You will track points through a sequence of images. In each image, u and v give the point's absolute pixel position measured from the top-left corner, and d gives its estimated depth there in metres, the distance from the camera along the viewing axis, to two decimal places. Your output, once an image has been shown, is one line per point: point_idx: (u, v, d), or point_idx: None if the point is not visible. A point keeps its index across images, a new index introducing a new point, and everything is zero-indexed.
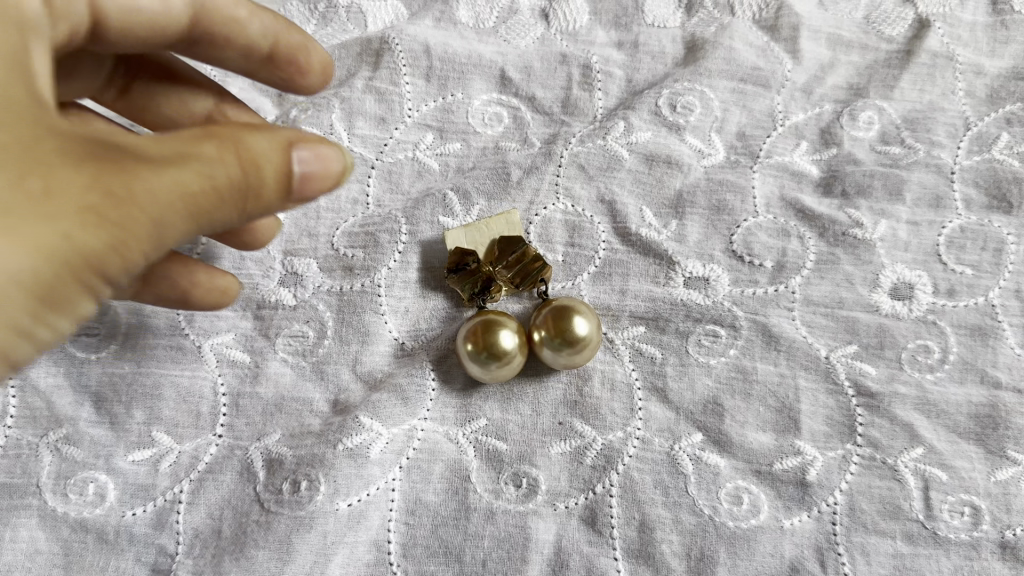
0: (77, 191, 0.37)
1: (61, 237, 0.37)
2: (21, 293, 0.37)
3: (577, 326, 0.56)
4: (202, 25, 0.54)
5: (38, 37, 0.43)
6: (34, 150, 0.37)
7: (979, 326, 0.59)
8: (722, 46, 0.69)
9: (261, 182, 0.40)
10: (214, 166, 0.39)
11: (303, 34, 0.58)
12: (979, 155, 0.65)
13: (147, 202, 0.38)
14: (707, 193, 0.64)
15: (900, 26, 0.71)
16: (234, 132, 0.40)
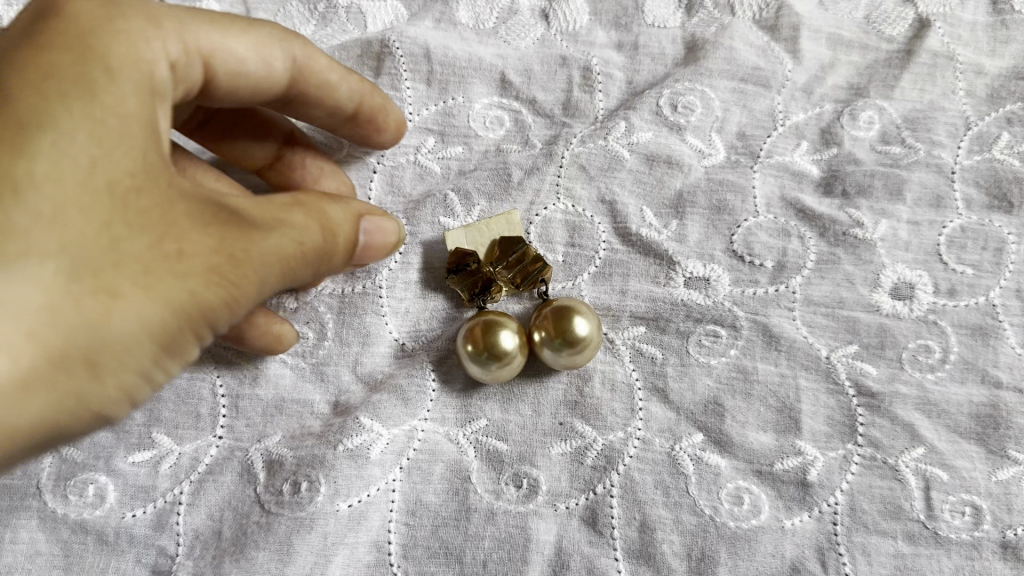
0: (203, 254, 0.42)
1: (190, 296, 0.42)
2: (153, 345, 0.42)
3: (578, 327, 0.56)
4: (298, 89, 0.57)
5: (162, 99, 0.47)
6: (167, 216, 0.42)
7: (980, 325, 0.59)
8: (723, 46, 0.69)
9: (339, 249, 0.48)
10: (304, 232, 0.46)
11: (384, 95, 0.61)
12: (979, 154, 0.65)
13: (260, 265, 0.44)
14: (707, 193, 0.64)
15: (901, 25, 0.70)
16: (329, 209, 0.48)
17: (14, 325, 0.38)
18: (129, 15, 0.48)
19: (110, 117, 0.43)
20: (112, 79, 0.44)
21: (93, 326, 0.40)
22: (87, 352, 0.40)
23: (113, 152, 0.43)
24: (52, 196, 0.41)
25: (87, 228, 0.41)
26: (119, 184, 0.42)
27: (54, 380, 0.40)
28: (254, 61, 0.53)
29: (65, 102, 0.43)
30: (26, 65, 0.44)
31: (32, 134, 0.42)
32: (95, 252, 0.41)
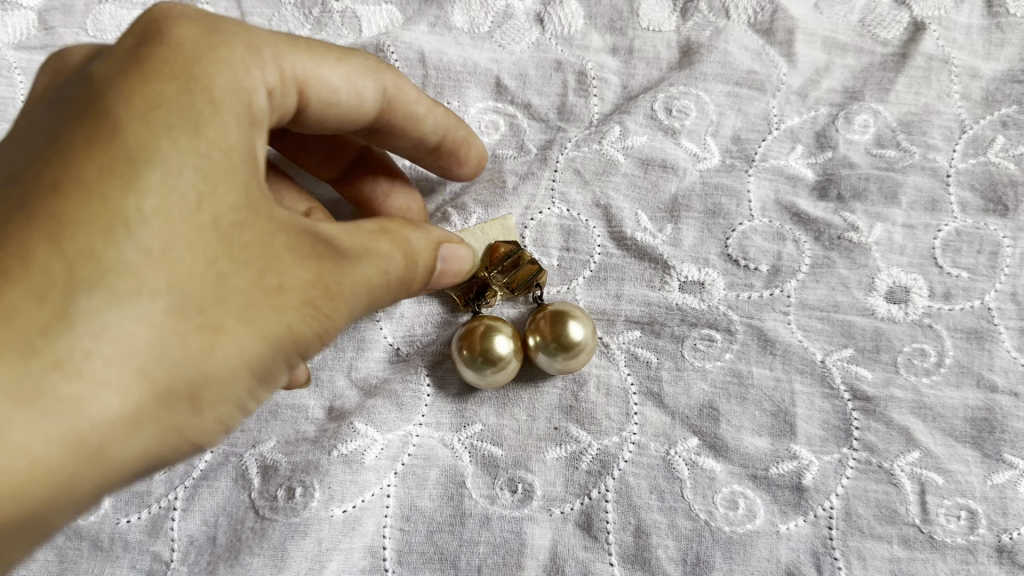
0: (301, 287, 0.42)
1: (286, 327, 0.42)
2: (251, 378, 0.42)
3: (573, 331, 0.56)
4: (386, 118, 0.58)
5: (261, 128, 0.46)
6: (269, 250, 0.42)
7: (975, 328, 0.59)
8: (717, 51, 0.69)
9: (419, 275, 0.50)
10: (388, 262, 0.47)
11: (467, 130, 0.62)
12: (975, 157, 0.65)
13: (351, 295, 0.45)
14: (702, 197, 0.64)
15: (895, 28, 0.70)
16: (411, 239, 0.49)
17: (123, 365, 0.38)
18: (229, 41, 0.46)
19: (215, 149, 0.42)
20: (215, 107, 0.43)
21: (199, 363, 0.40)
22: (191, 389, 0.40)
23: (219, 186, 0.42)
24: (161, 231, 0.40)
25: (195, 266, 0.40)
26: (223, 219, 0.41)
27: (159, 417, 0.39)
28: (347, 92, 0.53)
29: (169, 131, 0.41)
30: (127, 89, 0.42)
31: (137, 165, 0.40)
32: (202, 290, 0.40)
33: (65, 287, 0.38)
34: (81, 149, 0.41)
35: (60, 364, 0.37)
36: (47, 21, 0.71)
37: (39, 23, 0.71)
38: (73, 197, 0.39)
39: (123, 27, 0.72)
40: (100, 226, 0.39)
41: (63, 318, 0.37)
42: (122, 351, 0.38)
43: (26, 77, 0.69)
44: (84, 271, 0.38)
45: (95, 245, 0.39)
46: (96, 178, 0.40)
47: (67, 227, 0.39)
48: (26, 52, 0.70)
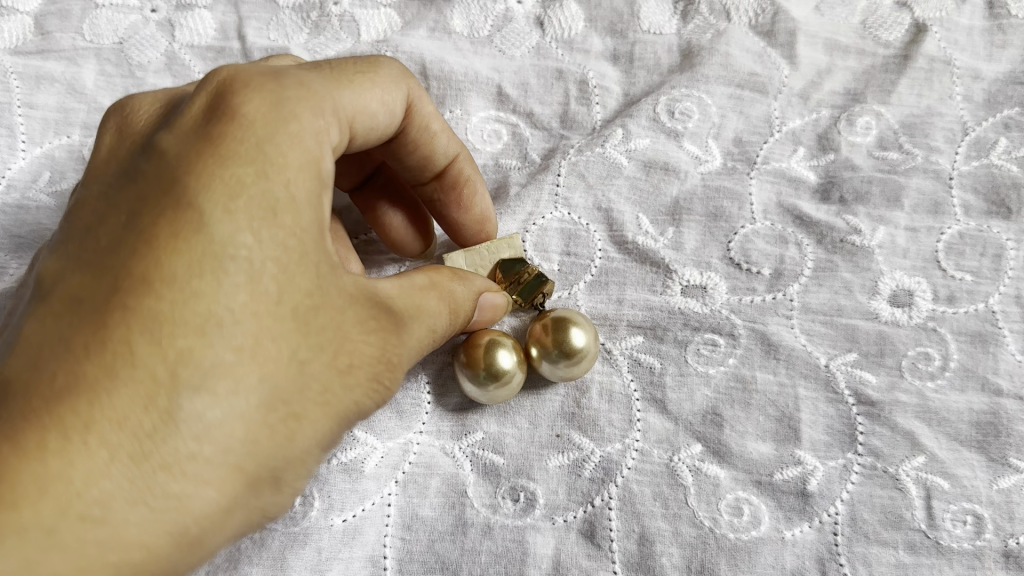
0: (365, 364, 0.45)
1: (354, 403, 0.45)
2: (323, 451, 0.44)
3: (575, 338, 0.56)
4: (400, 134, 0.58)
5: (325, 193, 0.46)
6: (341, 328, 0.44)
7: (979, 332, 0.59)
8: (718, 52, 0.68)
9: (460, 322, 0.52)
10: (438, 320, 0.49)
11: (475, 171, 0.62)
12: (977, 160, 0.64)
13: (406, 360, 0.48)
14: (703, 200, 0.64)
15: (897, 30, 0.70)
16: (456, 291, 0.51)
17: (220, 463, 0.39)
18: (295, 106, 0.45)
19: (292, 235, 0.42)
20: (290, 189, 0.43)
21: (284, 451, 0.42)
22: (276, 474, 0.42)
23: (296, 273, 0.42)
24: (250, 327, 0.40)
25: (281, 358, 0.41)
26: (302, 306, 0.42)
27: (248, 501, 0.41)
28: (383, 115, 0.52)
29: (250, 220, 0.41)
30: (207, 174, 0.42)
31: (223, 257, 0.40)
32: (287, 381, 0.41)
33: (168, 389, 0.38)
34: (166, 237, 0.40)
35: (168, 465, 0.38)
36: (43, 25, 0.70)
37: (35, 28, 0.70)
38: (166, 294, 0.39)
39: (119, 31, 0.71)
40: (195, 326, 0.39)
41: (169, 421, 0.38)
42: (221, 448, 0.39)
43: (23, 82, 0.68)
44: (185, 374, 0.39)
45: (192, 347, 0.39)
46: (187, 274, 0.40)
47: (165, 327, 0.39)
48: (23, 56, 0.69)
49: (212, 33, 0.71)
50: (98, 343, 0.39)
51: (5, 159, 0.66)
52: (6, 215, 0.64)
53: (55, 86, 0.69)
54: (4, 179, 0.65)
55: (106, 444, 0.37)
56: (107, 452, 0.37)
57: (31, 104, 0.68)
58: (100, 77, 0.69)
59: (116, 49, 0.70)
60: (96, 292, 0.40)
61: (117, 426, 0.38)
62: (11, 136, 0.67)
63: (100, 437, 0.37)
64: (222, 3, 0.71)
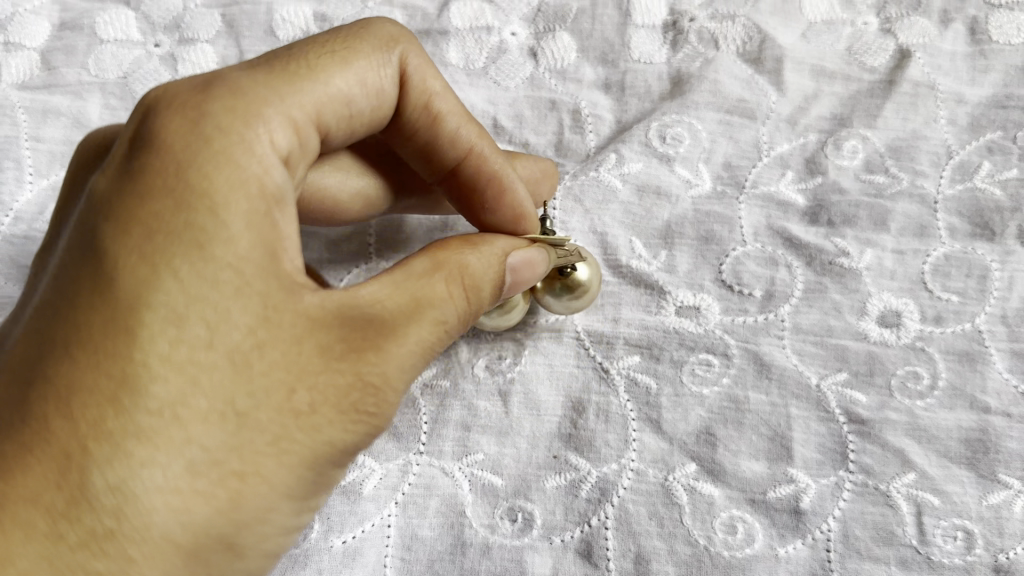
0: (333, 397, 0.42)
1: (329, 443, 0.42)
2: (295, 500, 0.42)
3: (579, 272, 0.60)
4: (400, 115, 0.55)
5: (282, 205, 0.43)
6: (296, 364, 0.41)
7: (967, 351, 0.60)
8: (708, 79, 0.70)
9: (481, 303, 0.49)
10: (446, 312, 0.46)
11: (501, 163, 0.58)
12: (962, 183, 0.65)
13: (399, 378, 0.44)
14: (694, 223, 0.66)
15: (882, 55, 0.70)
16: (465, 275, 0.48)
17: (147, 538, 0.38)
18: (228, 118, 0.42)
19: (224, 269, 0.40)
20: (219, 220, 0.41)
21: (230, 513, 0.40)
22: (228, 538, 0.40)
23: (230, 313, 0.40)
24: (172, 383, 0.39)
25: (211, 410, 0.40)
26: (239, 348, 0.41)
27: (203, 567, 0.40)
28: (363, 94, 0.49)
29: (171, 264, 0.40)
30: (126, 218, 0.41)
31: (142, 311, 0.39)
32: (222, 436, 0.40)
33: (79, 461, 0.38)
34: (89, 295, 0.40)
35: (90, 542, 0.38)
36: (50, 62, 0.72)
37: (43, 64, 0.72)
38: (83, 359, 0.39)
39: (124, 66, 0.72)
40: (107, 395, 0.39)
41: (82, 498, 0.38)
42: (146, 521, 0.38)
43: (31, 117, 0.70)
44: (96, 447, 0.38)
45: (103, 418, 0.38)
46: (104, 335, 0.39)
47: (77, 394, 0.39)
48: (30, 92, 0.71)
49: (214, 66, 0.72)
50: (23, 416, 0.39)
51: (12, 191, 0.67)
52: (13, 245, 0.65)
53: (61, 120, 0.70)
54: (12, 212, 0.67)
55: (23, 521, 0.38)
56: (23, 530, 0.38)
57: (38, 137, 0.69)
58: (105, 111, 0.71)
59: (121, 83, 0.72)
60: (32, 360, 0.40)
61: (32, 503, 0.38)
62: (18, 169, 0.68)
63: (14, 517, 0.38)
64: (224, 38, 0.73)
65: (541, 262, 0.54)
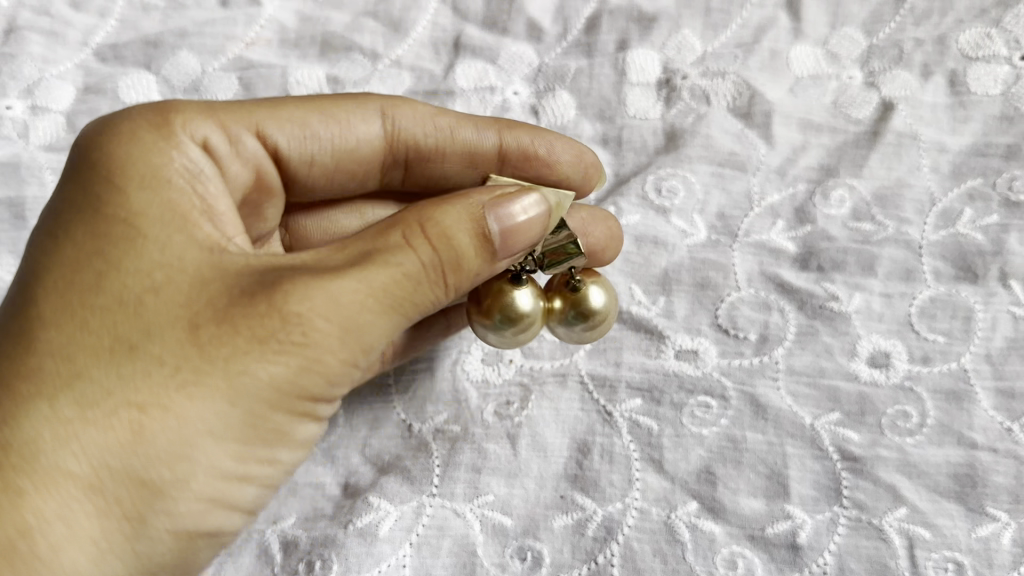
0: (250, 328, 0.46)
1: (245, 378, 0.46)
2: (218, 439, 0.46)
3: (596, 298, 0.59)
4: (416, 142, 0.66)
5: (185, 185, 0.52)
6: (204, 309, 0.47)
7: (953, 390, 0.63)
8: (700, 135, 0.73)
9: (456, 258, 0.51)
10: (402, 263, 0.49)
11: (529, 132, 0.68)
12: (945, 229, 0.69)
13: (328, 318, 0.47)
14: (691, 270, 0.69)
15: (866, 108, 0.74)
16: (424, 223, 0.50)
17: (49, 462, 0.45)
18: (136, 123, 0.53)
19: (125, 236, 0.49)
20: (122, 200, 0.50)
21: (136, 441, 0.45)
22: (140, 467, 0.45)
23: (132, 271, 0.48)
24: (73, 332, 0.47)
25: (106, 349, 0.46)
26: (143, 300, 0.47)
27: (114, 497, 0.45)
28: (340, 136, 0.63)
29: (80, 242, 0.49)
30: (54, 218, 0.51)
31: (59, 276, 0.48)
32: (126, 374, 0.46)
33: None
34: (21, 286, 0.49)
35: None
36: (75, 124, 0.76)
37: (68, 126, 0.76)
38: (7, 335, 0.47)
39: None
40: (18, 352, 0.47)
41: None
42: (46, 450, 0.45)
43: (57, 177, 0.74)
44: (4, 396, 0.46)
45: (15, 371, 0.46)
46: (24, 309, 0.48)
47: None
48: (56, 153, 0.75)
49: None
50: None
51: None
52: None
53: None
54: None
55: None
56: None
57: None
58: None
59: None
60: None
61: None
62: None
63: None
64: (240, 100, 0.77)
65: (526, 208, 0.53)
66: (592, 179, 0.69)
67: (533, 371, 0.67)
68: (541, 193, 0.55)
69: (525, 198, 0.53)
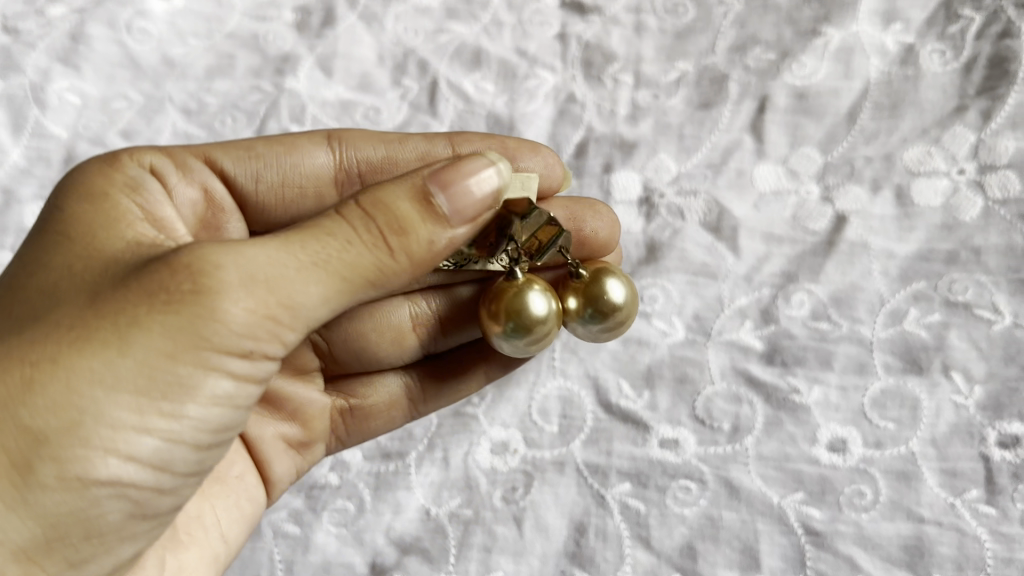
0: (150, 284, 0.52)
1: (145, 325, 0.50)
2: (111, 385, 0.50)
3: (615, 294, 0.67)
4: (365, 156, 0.77)
5: (121, 199, 0.61)
6: (124, 280, 0.53)
7: (903, 470, 0.72)
8: (675, 249, 0.84)
9: (395, 218, 0.54)
10: (328, 229, 0.54)
11: (470, 138, 0.77)
12: (893, 327, 0.78)
13: (232, 269, 0.51)
14: (672, 366, 0.79)
15: (822, 221, 0.83)
16: (360, 199, 0.55)
17: None
18: (94, 160, 0.65)
19: (66, 240, 0.58)
20: (67, 213, 0.60)
21: (33, 388, 0.50)
22: (36, 413, 0.50)
23: (67, 266, 0.56)
24: (10, 322, 0.54)
25: (30, 328, 0.53)
26: (71, 284, 0.55)
27: (14, 445, 0.50)
28: (286, 157, 0.76)
29: (30, 254, 0.58)
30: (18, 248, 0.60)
31: (11, 281, 0.57)
32: (40, 340, 0.52)
33: None
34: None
35: None
36: None
37: None
38: None
39: None
40: None
41: None
42: None
43: None
44: None
45: None
46: None
47: None
48: None
49: None
50: None
51: None
52: None
53: None
54: None
55: None
56: None
57: None
58: None
59: None
60: None
61: None
62: None
63: None
64: None
65: (482, 175, 0.56)
66: (554, 181, 0.77)
67: (535, 459, 0.76)
68: (495, 162, 0.58)
69: (473, 161, 0.57)
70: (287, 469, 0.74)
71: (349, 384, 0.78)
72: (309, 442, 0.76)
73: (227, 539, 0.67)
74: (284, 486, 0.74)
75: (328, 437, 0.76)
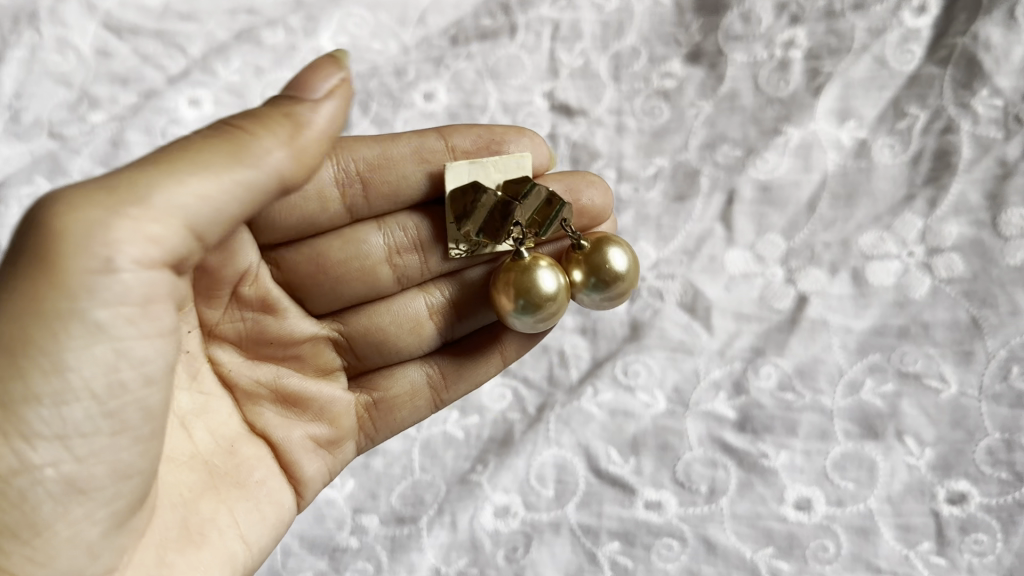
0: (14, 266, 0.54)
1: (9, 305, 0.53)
2: None
3: (617, 264, 0.77)
4: (363, 156, 0.80)
5: None
6: None
7: (862, 526, 0.81)
8: (655, 328, 0.94)
9: (247, 125, 0.58)
10: (185, 147, 0.57)
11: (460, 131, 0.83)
12: (851, 396, 0.87)
13: (83, 200, 0.53)
14: (654, 435, 0.88)
15: (786, 299, 0.94)
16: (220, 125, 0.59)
17: None
18: None
19: None
20: None
21: None
22: None
23: None
24: None
25: None
26: None
27: None
28: None
29: None
30: None
31: None
32: None
33: None
34: None
35: None
36: None
37: None
38: None
39: None
40: None
41: None
42: None
43: None
44: None
45: None
46: None
47: None
48: None
49: None
50: None
51: None
52: None
53: None
54: None
55: None
56: None
57: None
58: None
59: None
60: None
61: None
62: None
63: None
64: None
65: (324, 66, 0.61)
66: (543, 161, 0.85)
67: (533, 520, 0.85)
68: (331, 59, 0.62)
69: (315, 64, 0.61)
70: (319, 465, 0.81)
71: (370, 377, 0.85)
72: (337, 440, 0.82)
73: (246, 539, 0.70)
74: (316, 483, 0.80)
75: (357, 433, 0.84)
